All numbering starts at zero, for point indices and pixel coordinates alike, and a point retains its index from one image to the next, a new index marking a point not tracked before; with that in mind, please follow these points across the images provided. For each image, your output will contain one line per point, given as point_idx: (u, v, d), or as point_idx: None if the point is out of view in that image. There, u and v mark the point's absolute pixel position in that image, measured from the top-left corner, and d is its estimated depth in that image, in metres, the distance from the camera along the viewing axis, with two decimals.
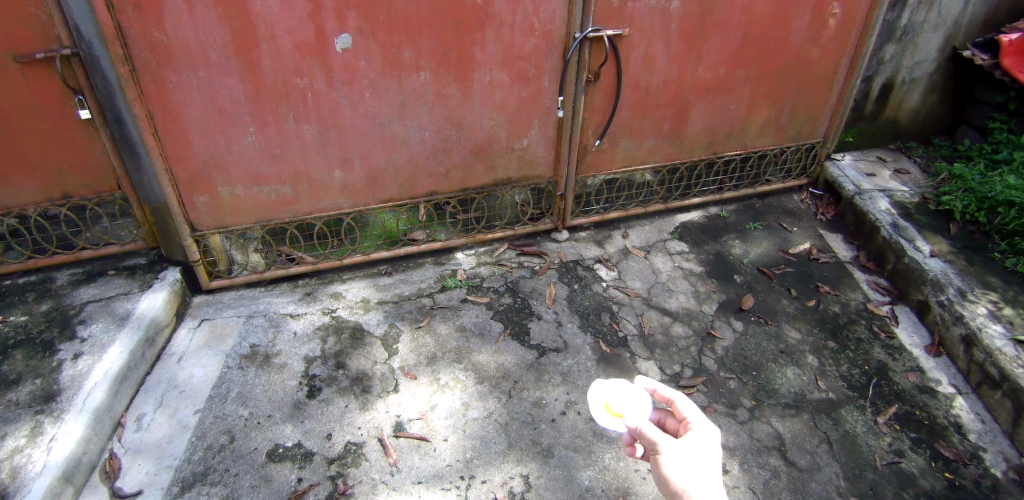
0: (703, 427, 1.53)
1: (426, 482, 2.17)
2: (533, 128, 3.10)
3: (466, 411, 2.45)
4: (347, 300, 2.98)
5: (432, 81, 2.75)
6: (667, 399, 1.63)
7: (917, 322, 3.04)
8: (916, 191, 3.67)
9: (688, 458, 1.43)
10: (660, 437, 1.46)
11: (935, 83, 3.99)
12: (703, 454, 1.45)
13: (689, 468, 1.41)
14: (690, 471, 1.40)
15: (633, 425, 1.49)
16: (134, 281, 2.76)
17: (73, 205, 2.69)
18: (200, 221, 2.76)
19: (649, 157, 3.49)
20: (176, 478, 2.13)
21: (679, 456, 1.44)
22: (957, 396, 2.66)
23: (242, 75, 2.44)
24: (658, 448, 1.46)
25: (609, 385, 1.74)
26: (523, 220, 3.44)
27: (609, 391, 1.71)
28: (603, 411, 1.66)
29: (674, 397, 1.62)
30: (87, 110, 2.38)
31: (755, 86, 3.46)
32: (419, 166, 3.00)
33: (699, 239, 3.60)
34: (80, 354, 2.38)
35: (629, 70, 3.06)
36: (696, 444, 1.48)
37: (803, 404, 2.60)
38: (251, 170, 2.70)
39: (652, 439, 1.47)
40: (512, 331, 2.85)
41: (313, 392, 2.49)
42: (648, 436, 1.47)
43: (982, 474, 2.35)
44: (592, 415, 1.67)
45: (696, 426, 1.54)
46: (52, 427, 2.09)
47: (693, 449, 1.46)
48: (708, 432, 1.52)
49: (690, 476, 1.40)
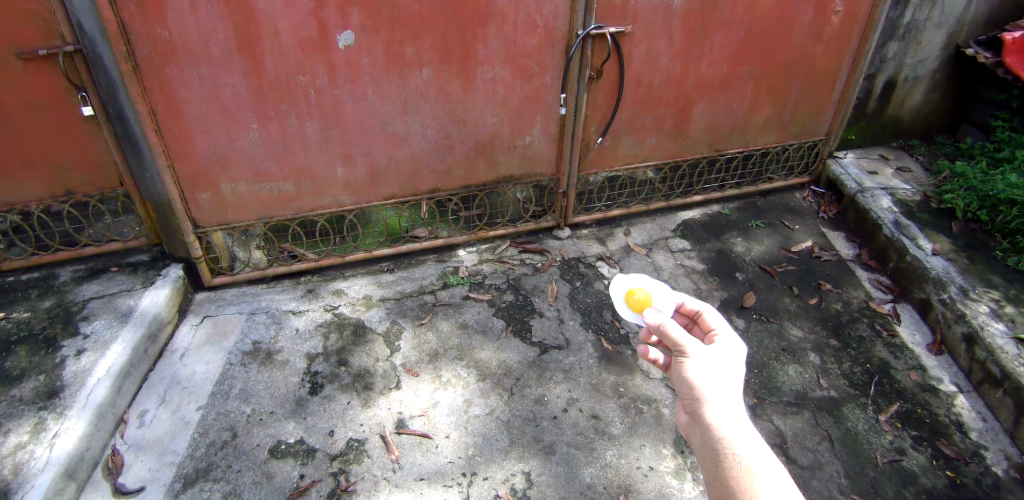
0: (730, 342, 1.40)
1: (428, 478, 2.17)
2: (534, 125, 3.09)
3: (468, 408, 2.46)
4: (349, 297, 2.99)
5: (434, 79, 2.75)
6: (695, 310, 1.55)
7: (918, 321, 3.03)
8: (919, 190, 3.66)
9: (715, 365, 1.31)
10: (685, 338, 1.36)
11: (938, 81, 3.98)
12: (728, 364, 1.33)
13: (713, 377, 1.28)
14: (714, 379, 1.28)
15: (654, 321, 1.39)
16: (136, 278, 2.77)
17: (75, 202, 2.69)
18: (202, 218, 2.77)
19: (651, 155, 3.49)
20: (179, 474, 2.13)
21: (706, 360, 1.31)
22: (959, 395, 2.66)
23: (244, 71, 2.44)
24: (682, 348, 1.35)
25: (652, 283, 1.78)
26: (524, 218, 3.44)
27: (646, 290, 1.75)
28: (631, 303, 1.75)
29: (702, 309, 1.53)
30: (89, 106, 2.38)
31: (758, 84, 3.45)
32: (421, 163, 3.00)
33: (701, 237, 3.59)
34: (82, 350, 2.39)
35: (631, 68, 3.06)
36: (723, 353, 1.36)
37: (804, 402, 2.60)
38: (254, 167, 2.70)
39: (676, 338, 1.36)
40: (513, 329, 2.86)
41: (315, 388, 2.49)
42: (673, 336, 1.37)
43: (983, 472, 2.35)
44: (619, 310, 1.77)
45: (721, 338, 1.43)
46: (55, 423, 2.10)
47: (720, 357, 1.34)
48: (734, 347, 1.39)
49: (714, 385, 1.27)
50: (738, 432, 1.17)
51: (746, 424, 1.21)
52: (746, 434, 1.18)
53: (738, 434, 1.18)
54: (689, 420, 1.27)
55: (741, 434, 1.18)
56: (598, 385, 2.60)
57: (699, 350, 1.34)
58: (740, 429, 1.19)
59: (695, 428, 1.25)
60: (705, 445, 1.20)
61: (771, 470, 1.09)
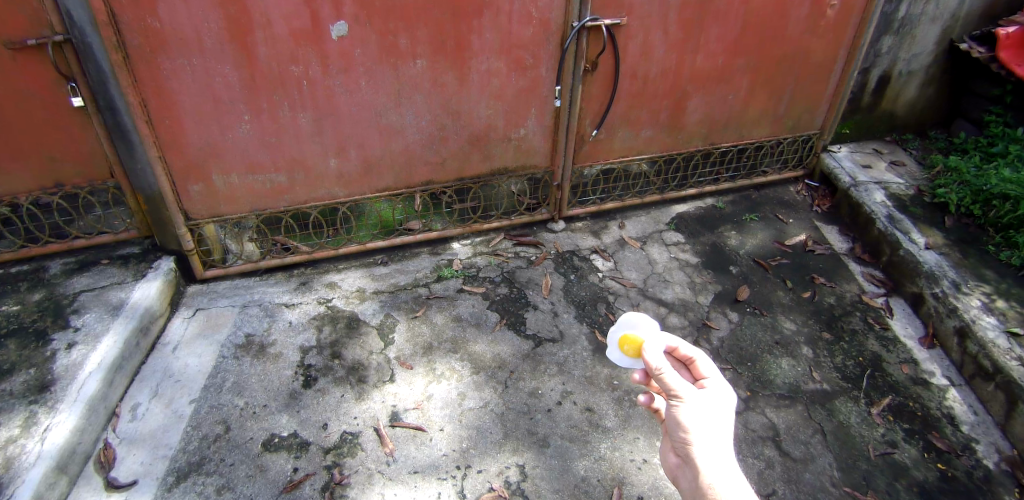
0: (721, 388, 1.43)
1: (422, 471, 2.17)
2: (530, 117, 3.07)
3: (462, 401, 2.46)
4: (343, 289, 2.97)
5: (428, 70, 2.72)
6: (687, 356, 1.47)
7: (911, 314, 3.04)
8: (912, 184, 3.67)
9: (706, 411, 1.36)
10: (680, 385, 1.39)
11: (933, 76, 3.98)
12: (717, 415, 1.37)
13: (704, 424, 1.35)
14: (703, 426, 1.35)
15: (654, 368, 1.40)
16: (127, 271, 2.75)
17: (65, 194, 2.66)
18: (194, 210, 2.74)
19: (645, 148, 3.47)
20: (171, 468, 2.13)
21: (696, 410, 1.36)
22: (951, 388, 2.67)
23: (237, 62, 2.41)
24: (676, 395, 1.38)
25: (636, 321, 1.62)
26: (519, 210, 3.43)
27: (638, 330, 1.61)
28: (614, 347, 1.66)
29: (694, 355, 1.46)
30: (79, 97, 2.33)
31: (753, 77, 3.44)
32: (415, 155, 2.97)
33: (694, 230, 3.59)
34: (73, 344, 2.37)
35: (626, 60, 3.04)
36: (715, 402, 1.39)
37: (797, 394, 2.61)
38: (245, 158, 2.68)
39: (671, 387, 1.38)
40: (507, 322, 2.85)
41: (309, 381, 2.48)
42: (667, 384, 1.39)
43: (974, 465, 2.36)
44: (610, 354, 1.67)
45: (712, 385, 1.44)
46: (46, 417, 2.09)
47: (708, 406, 1.38)
48: (726, 392, 1.43)
49: (704, 430, 1.34)
50: (722, 478, 1.29)
51: (735, 470, 1.31)
52: (732, 478, 1.29)
53: (723, 480, 1.29)
54: (680, 461, 1.40)
55: (726, 480, 1.29)
56: (592, 378, 2.60)
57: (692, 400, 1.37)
58: (727, 476, 1.30)
59: (685, 471, 1.37)
60: (692, 487, 1.34)
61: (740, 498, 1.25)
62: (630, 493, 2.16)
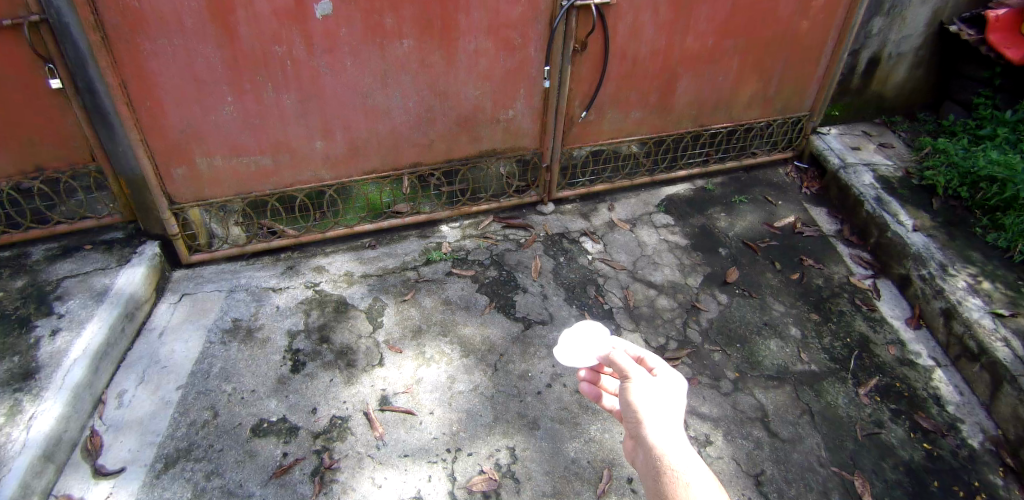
0: (670, 376, 1.38)
1: (412, 455, 2.17)
2: (518, 99, 3.03)
3: (452, 384, 2.45)
4: (330, 273, 2.94)
5: (414, 50, 2.66)
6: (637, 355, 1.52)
7: (898, 296, 3.05)
8: (900, 166, 3.66)
9: (658, 394, 1.31)
10: (631, 367, 1.38)
11: (921, 58, 3.95)
12: (666, 398, 1.31)
13: (652, 406, 1.28)
14: (653, 406, 1.28)
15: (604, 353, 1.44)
16: (111, 257, 2.70)
17: (46, 179, 2.59)
18: (177, 194, 2.69)
19: (634, 130, 3.44)
20: (160, 454, 2.11)
21: (646, 389, 1.33)
22: (936, 369, 2.69)
23: (219, 42, 2.34)
24: (627, 374, 1.38)
25: (586, 325, 1.85)
26: (508, 193, 3.40)
27: (581, 337, 1.77)
28: (564, 350, 1.74)
29: (642, 352, 1.47)
30: (58, 79, 2.26)
31: (743, 58, 3.39)
32: (402, 137, 2.93)
33: (684, 212, 3.57)
34: (58, 330, 2.34)
35: (615, 40, 2.98)
36: (662, 388, 1.34)
37: (786, 376, 2.62)
38: (229, 141, 2.62)
39: (622, 366, 1.39)
40: (497, 304, 2.84)
41: (297, 366, 2.47)
42: (619, 364, 1.40)
43: (960, 444, 2.39)
44: (560, 357, 1.67)
45: (661, 373, 1.39)
46: (31, 405, 2.07)
47: (658, 390, 1.33)
48: (677, 381, 1.37)
49: (653, 413, 1.26)
50: (676, 450, 1.17)
51: (684, 443, 1.20)
52: (682, 452, 1.18)
53: (677, 453, 1.17)
54: (632, 445, 1.26)
55: (679, 454, 1.17)
56: None
57: (640, 379, 1.35)
58: (679, 449, 1.18)
59: (638, 455, 1.22)
60: (648, 469, 1.18)
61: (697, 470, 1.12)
62: (619, 474, 2.17)
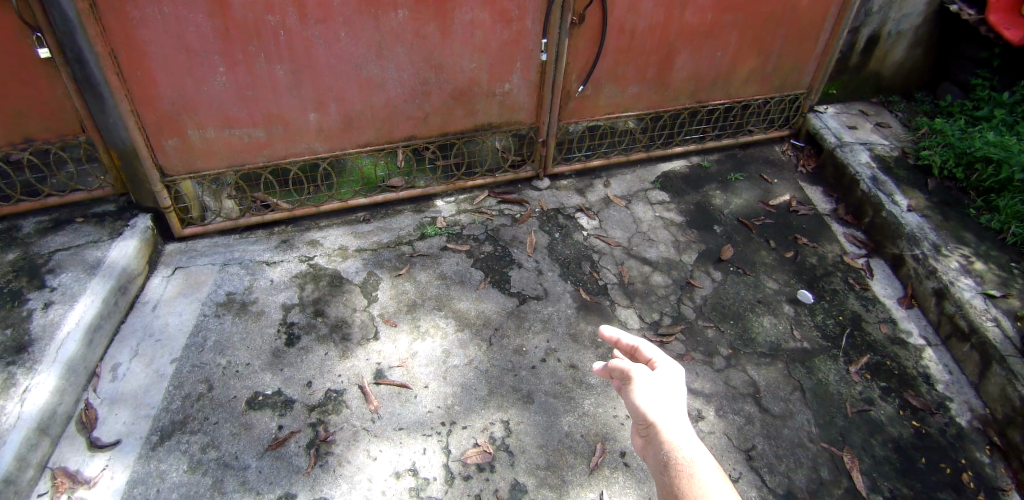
0: (670, 367, 1.37)
1: (407, 428, 2.19)
2: (513, 72, 2.97)
3: (446, 358, 2.46)
4: (325, 247, 2.93)
5: (410, 20, 2.60)
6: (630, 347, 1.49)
7: (890, 275, 3.06)
8: (896, 146, 3.63)
9: (661, 390, 1.29)
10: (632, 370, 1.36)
11: (921, 37, 3.90)
12: (668, 390, 1.30)
13: (658, 402, 1.26)
14: (660, 403, 1.26)
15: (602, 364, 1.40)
16: (102, 230, 2.67)
17: (36, 150, 2.54)
18: (169, 166, 2.65)
19: (632, 104, 3.39)
20: (155, 427, 2.12)
21: (650, 385, 1.31)
22: (927, 348, 2.71)
23: (209, 10, 2.28)
24: (630, 376, 1.35)
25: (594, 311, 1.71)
26: (503, 168, 3.38)
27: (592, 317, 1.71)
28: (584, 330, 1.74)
29: (638, 344, 1.44)
30: (46, 48, 2.21)
31: (743, 33, 3.33)
32: (396, 110, 2.88)
33: (679, 189, 3.55)
34: (51, 303, 2.33)
35: (614, 14, 2.92)
36: (663, 381, 1.32)
37: (778, 352, 2.63)
38: (221, 112, 2.58)
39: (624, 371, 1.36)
40: (492, 280, 2.83)
41: (292, 339, 2.47)
42: (621, 369, 1.37)
43: (948, 422, 2.42)
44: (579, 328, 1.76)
45: (661, 365, 1.38)
46: (25, 378, 2.06)
47: (661, 385, 1.31)
48: (675, 371, 1.36)
49: (662, 410, 1.24)
50: (685, 441, 1.18)
51: (691, 433, 1.21)
52: (691, 446, 1.18)
53: (688, 446, 1.18)
54: (642, 442, 1.25)
55: (689, 446, 1.18)
56: (576, 335, 2.61)
57: (643, 377, 1.33)
58: (688, 442, 1.19)
59: (649, 451, 1.21)
60: (658, 463, 1.17)
61: (706, 465, 1.13)
62: (613, 448, 2.19)
